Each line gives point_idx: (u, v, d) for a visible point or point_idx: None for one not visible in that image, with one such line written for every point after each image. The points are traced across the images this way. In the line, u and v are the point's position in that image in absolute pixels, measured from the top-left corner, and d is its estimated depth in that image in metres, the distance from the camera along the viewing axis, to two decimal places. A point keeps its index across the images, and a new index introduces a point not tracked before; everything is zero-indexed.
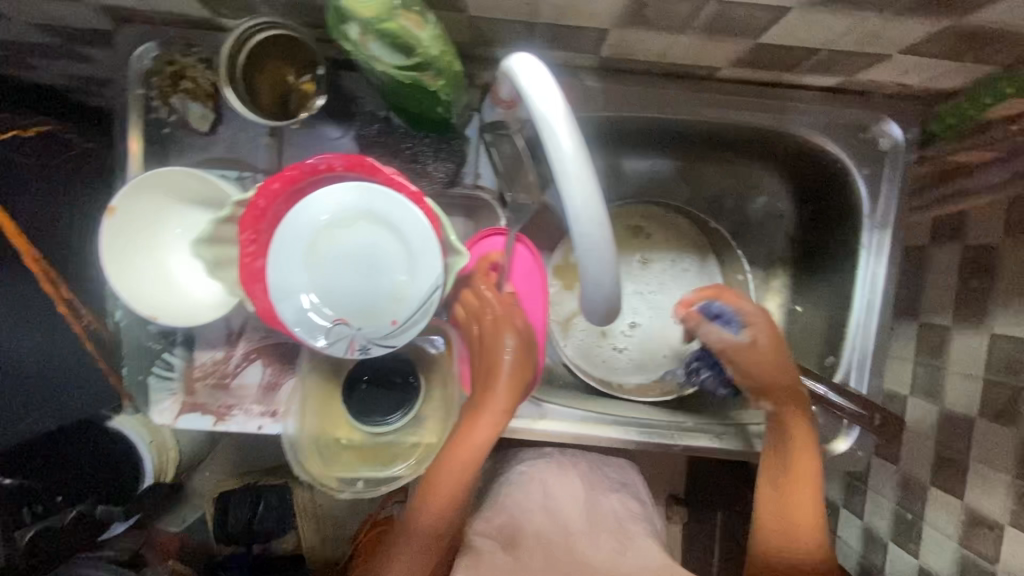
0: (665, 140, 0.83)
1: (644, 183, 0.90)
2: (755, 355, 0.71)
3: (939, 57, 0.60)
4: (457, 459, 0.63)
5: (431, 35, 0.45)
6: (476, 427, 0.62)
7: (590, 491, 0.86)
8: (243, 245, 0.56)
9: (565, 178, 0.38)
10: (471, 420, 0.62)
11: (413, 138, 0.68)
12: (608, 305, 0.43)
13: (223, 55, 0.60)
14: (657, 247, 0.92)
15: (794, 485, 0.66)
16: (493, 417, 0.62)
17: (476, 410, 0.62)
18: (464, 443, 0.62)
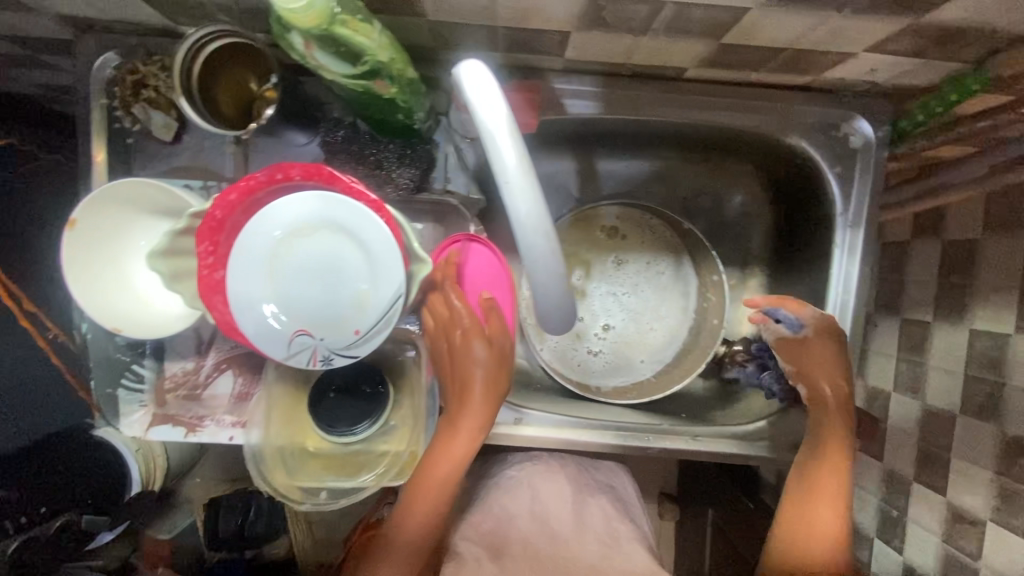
0: (638, 141, 0.83)
1: (620, 184, 0.90)
2: (812, 360, 0.72)
3: (904, 55, 0.59)
4: (438, 470, 0.64)
5: (379, 43, 0.45)
6: (454, 442, 0.64)
7: (577, 493, 0.85)
8: (201, 257, 0.55)
9: (510, 188, 0.38)
10: (448, 436, 0.64)
11: (378, 144, 0.68)
12: (563, 316, 0.43)
13: (178, 64, 0.58)
14: (632, 249, 0.92)
15: (822, 493, 0.67)
16: (471, 431, 0.64)
17: (452, 425, 0.64)
18: (443, 459, 0.64)
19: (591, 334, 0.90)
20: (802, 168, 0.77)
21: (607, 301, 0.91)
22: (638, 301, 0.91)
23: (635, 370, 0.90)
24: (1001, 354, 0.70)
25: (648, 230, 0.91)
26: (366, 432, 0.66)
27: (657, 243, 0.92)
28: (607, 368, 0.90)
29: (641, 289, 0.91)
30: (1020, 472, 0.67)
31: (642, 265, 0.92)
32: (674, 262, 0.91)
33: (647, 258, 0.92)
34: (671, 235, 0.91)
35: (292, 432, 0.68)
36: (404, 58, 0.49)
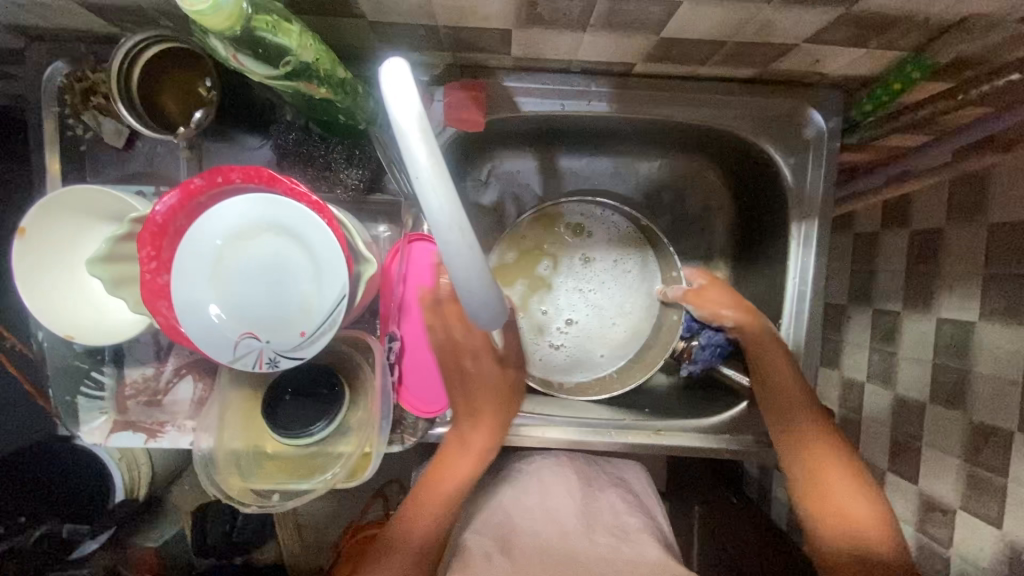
0: (596, 137, 0.83)
1: (582, 181, 0.90)
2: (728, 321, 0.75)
3: (844, 44, 0.59)
4: (445, 477, 0.69)
5: (298, 42, 0.49)
6: (465, 455, 0.70)
7: (585, 485, 0.81)
8: (144, 262, 0.55)
9: (422, 183, 0.38)
10: (457, 446, 0.70)
11: (326, 146, 0.68)
12: (492, 312, 0.44)
13: (115, 70, 0.58)
14: (599, 246, 0.91)
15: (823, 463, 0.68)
16: (479, 448, 0.70)
17: (464, 439, 0.70)
18: (449, 471, 0.69)
19: (553, 330, 0.90)
20: (758, 160, 0.78)
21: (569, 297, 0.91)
22: (600, 298, 0.91)
23: (595, 367, 0.90)
24: (966, 341, 0.70)
25: (610, 226, 0.91)
26: (322, 433, 0.67)
27: (618, 241, 0.91)
28: (568, 364, 0.90)
29: (603, 287, 0.91)
30: (987, 459, 0.67)
31: (606, 263, 0.91)
32: (639, 259, 0.91)
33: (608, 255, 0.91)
34: (634, 232, 0.90)
35: (245, 436, 0.69)
36: (330, 60, 0.54)
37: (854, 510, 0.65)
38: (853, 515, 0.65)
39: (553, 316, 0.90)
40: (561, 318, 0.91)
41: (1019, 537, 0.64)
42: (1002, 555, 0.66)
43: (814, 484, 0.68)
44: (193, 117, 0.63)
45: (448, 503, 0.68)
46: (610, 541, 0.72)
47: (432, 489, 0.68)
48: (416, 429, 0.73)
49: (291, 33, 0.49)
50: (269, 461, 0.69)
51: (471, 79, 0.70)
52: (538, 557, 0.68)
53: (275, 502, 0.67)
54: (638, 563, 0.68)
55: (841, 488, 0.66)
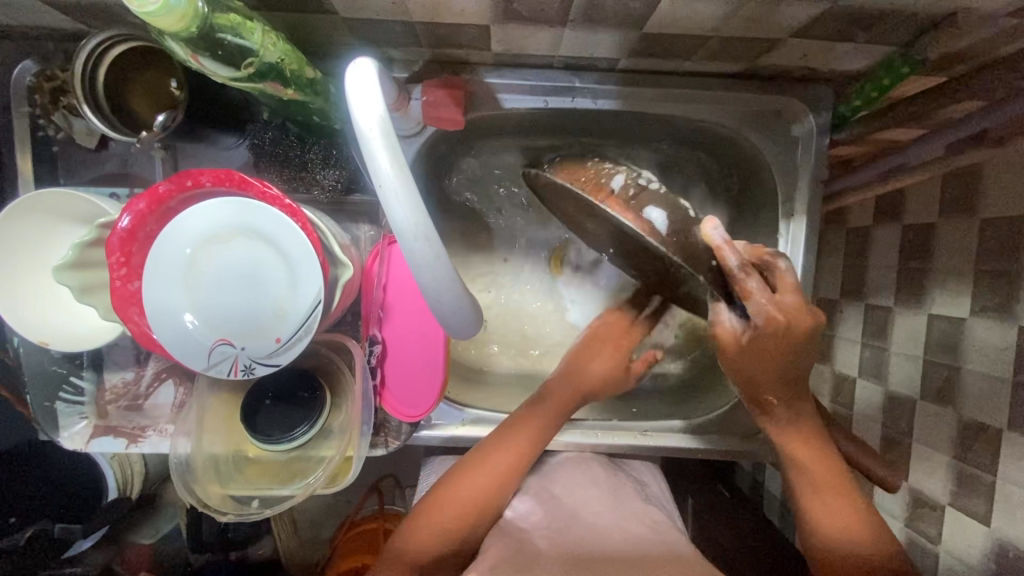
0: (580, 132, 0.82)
1: None
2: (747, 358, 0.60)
3: (829, 38, 0.58)
4: (496, 459, 0.68)
5: (260, 42, 0.48)
6: (501, 456, 0.68)
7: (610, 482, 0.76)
8: (113, 269, 0.54)
9: (386, 191, 0.38)
10: (477, 465, 0.67)
11: (303, 147, 0.66)
12: (464, 319, 0.43)
13: (78, 72, 0.58)
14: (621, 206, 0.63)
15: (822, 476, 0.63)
16: (498, 473, 0.67)
17: (485, 461, 0.68)
18: (486, 467, 0.67)
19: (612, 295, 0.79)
20: (747, 155, 0.76)
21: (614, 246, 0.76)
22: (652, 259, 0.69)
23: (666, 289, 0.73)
24: (957, 339, 0.69)
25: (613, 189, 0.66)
26: (302, 438, 0.66)
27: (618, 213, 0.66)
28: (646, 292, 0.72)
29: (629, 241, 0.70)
30: (976, 457, 0.66)
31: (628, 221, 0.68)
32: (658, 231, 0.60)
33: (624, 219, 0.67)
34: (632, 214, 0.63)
35: (225, 440, 0.69)
36: (298, 60, 0.53)
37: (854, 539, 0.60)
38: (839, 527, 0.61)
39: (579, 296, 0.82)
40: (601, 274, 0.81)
41: (1008, 534, 0.63)
42: (990, 552, 0.65)
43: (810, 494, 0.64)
44: (156, 120, 0.61)
45: (493, 484, 0.67)
46: (645, 531, 0.68)
47: (466, 483, 0.66)
48: (400, 433, 0.72)
49: (252, 32, 0.48)
50: (246, 467, 0.69)
51: (451, 75, 0.68)
52: (564, 556, 0.63)
53: (251, 509, 0.66)
54: (675, 558, 0.63)
55: (832, 504, 0.62)
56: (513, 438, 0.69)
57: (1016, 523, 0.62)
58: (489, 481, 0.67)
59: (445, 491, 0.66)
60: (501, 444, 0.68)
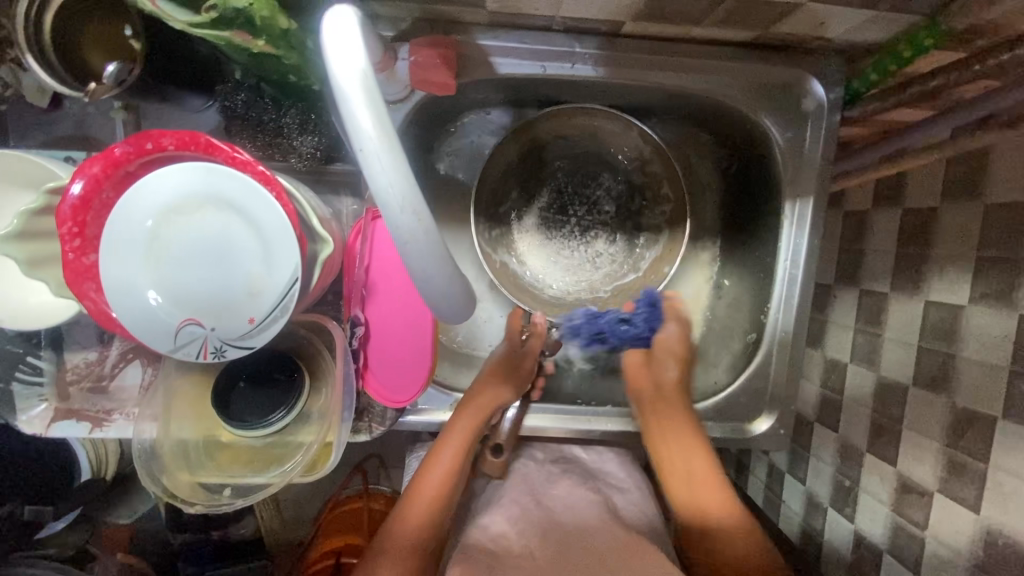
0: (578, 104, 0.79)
1: (571, 152, 0.85)
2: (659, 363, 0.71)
3: (852, 4, 0.54)
4: (450, 438, 0.66)
5: None
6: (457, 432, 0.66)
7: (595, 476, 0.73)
8: (66, 240, 0.48)
9: (369, 156, 0.33)
10: (422, 483, 0.64)
11: (278, 111, 0.61)
12: (456, 303, 0.39)
13: (20, 14, 0.51)
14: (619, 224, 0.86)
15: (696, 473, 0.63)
16: (444, 484, 0.64)
17: (429, 476, 0.64)
18: (443, 448, 0.66)
19: (518, 263, 0.85)
20: (752, 133, 0.72)
21: (544, 235, 0.85)
22: (560, 252, 0.85)
23: (557, 305, 0.84)
24: (954, 325, 0.67)
25: (607, 193, 0.85)
26: (279, 424, 0.63)
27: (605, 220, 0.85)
28: (547, 295, 0.84)
29: (550, 221, 0.85)
30: (968, 445, 0.65)
31: (575, 206, 0.85)
32: (626, 243, 0.86)
33: (572, 203, 0.85)
34: (627, 215, 0.86)
35: (196, 426, 0.65)
36: (269, 6, 0.46)
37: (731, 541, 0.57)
38: (717, 528, 0.59)
39: (513, 264, 0.84)
40: (524, 282, 0.84)
41: (999, 522, 0.61)
42: (979, 539, 0.63)
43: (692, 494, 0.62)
44: (106, 72, 0.53)
45: (455, 464, 0.65)
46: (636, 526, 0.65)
47: (429, 469, 0.64)
48: (384, 418, 0.69)
49: None
50: (219, 453, 0.65)
51: (442, 36, 0.62)
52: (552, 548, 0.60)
53: (223, 499, 0.63)
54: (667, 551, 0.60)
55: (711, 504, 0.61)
56: (449, 445, 0.66)
57: (1007, 512, 0.60)
58: (437, 496, 0.63)
59: (398, 522, 0.61)
60: (438, 453, 0.65)
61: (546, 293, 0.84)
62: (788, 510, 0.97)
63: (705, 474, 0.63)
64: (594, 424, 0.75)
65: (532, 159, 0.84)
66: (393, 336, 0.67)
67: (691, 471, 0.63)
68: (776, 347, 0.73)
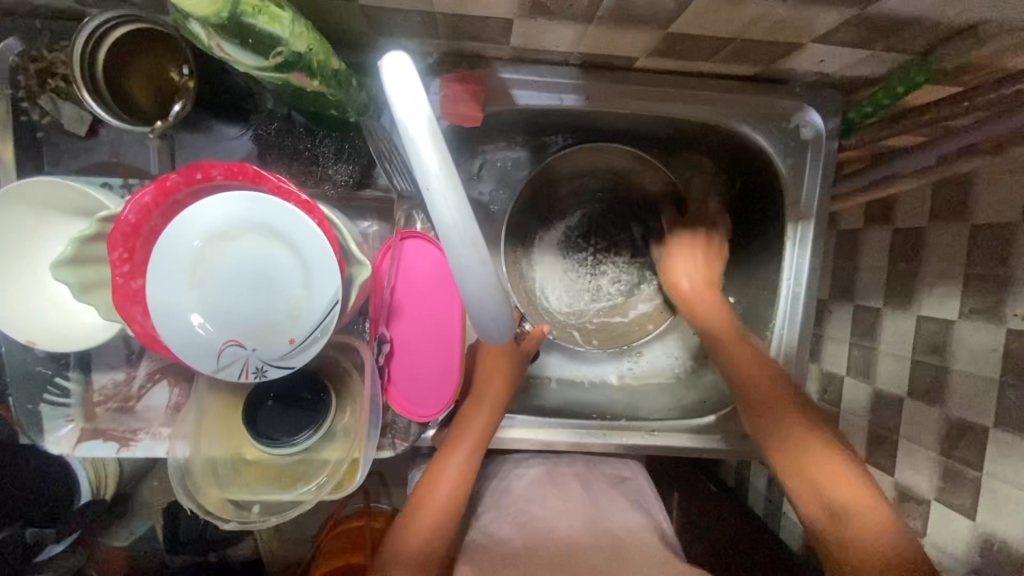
0: (596, 135, 0.84)
1: (588, 181, 0.91)
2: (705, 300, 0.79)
3: (852, 45, 0.59)
4: (457, 445, 0.67)
5: (294, 29, 0.45)
6: (463, 441, 0.67)
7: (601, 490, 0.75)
8: (115, 265, 0.50)
9: (433, 196, 0.37)
10: (427, 493, 0.65)
11: (312, 140, 0.64)
12: (502, 326, 0.42)
13: (77, 52, 0.54)
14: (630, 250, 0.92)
15: (830, 469, 0.59)
16: (450, 497, 0.65)
17: (434, 486, 0.65)
18: (452, 455, 0.66)
19: (531, 270, 0.90)
20: (754, 160, 0.77)
21: (559, 257, 0.92)
22: (567, 272, 0.92)
23: (547, 317, 0.89)
24: (945, 339, 0.71)
25: (629, 240, 0.92)
26: (307, 443, 0.64)
27: (613, 241, 0.92)
28: (542, 305, 0.90)
29: (567, 245, 0.92)
30: (962, 452, 0.68)
31: (597, 238, 0.92)
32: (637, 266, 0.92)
33: (592, 235, 0.92)
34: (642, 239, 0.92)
35: (224, 444, 0.66)
36: (324, 50, 0.49)
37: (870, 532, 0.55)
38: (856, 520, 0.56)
39: (526, 269, 0.90)
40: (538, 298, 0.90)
41: (993, 528, 0.65)
42: (975, 545, 0.67)
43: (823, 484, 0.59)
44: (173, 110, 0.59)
45: (464, 472, 0.66)
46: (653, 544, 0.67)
47: (438, 477, 0.65)
48: (408, 434, 0.71)
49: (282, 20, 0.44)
50: (246, 470, 0.66)
51: (468, 70, 0.66)
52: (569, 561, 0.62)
53: (253, 517, 0.64)
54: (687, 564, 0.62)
55: (846, 497, 0.57)
56: (454, 455, 0.66)
57: (1001, 517, 0.64)
58: (443, 506, 0.64)
59: (405, 532, 0.62)
60: (443, 465, 0.66)
61: (545, 304, 0.90)
62: None
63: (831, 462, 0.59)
64: (611, 439, 0.76)
65: (550, 193, 0.90)
66: (422, 354, 0.69)
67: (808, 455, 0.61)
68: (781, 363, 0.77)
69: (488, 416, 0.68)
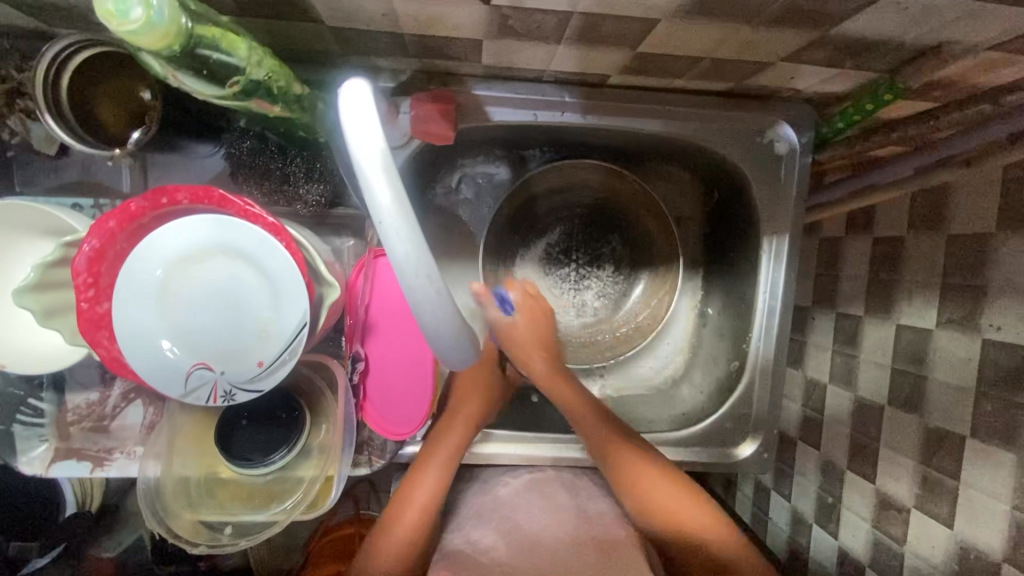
0: (577, 147, 0.83)
1: (567, 195, 0.90)
2: (529, 344, 0.74)
3: (820, 64, 0.59)
4: (432, 461, 0.67)
5: (252, 56, 0.47)
6: (439, 457, 0.67)
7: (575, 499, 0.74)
8: (80, 290, 0.50)
9: (386, 228, 0.37)
10: (399, 511, 0.64)
11: (283, 159, 0.64)
12: (463, 352, 0.42)
13: (40, 78, 0.54)
14: (613, 264, 0.92)
15: (671, 496, 0.68)
16: (422, 514, 0.64)
17: (406, 502, 0.65)
18: (426, 471, 0.67)
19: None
20: (729, 174, 0.77)
21: (541, 272, 0.92)
22: (549, 289, 0.91)
23: None
24: (923, 348, 0.70)
25: (610, 252, 0.92)
26: (282, 461, 0.63)
27: (597, 254, 0.92)
28: None
29: (549, 261, 0.92)
30: (941, 462, 0.67)
31: (578, 253, 0.92)
32: (622, 278, 0.92)
33: (574, 250, 0.92)
34: (626, 253, 0.92)
35: (197, 464, 0.66)
36: (284, 77, 0.52)
37: (721, 549, 0.65)
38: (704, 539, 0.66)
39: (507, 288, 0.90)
40: None
41: (971, 538, 0.64)
42: (953, 554, 0.66)
43: (672, 513, 0.67)
44: (130, 137, 0.60)
45: (438, 489, 0.66)
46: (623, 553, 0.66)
47: (411, 494, 0.65)
48: (385, 451, 0.70)
49: (240, 49, 0.46)
50: (219, 491, 0.66)
51: (440, 88, 0.65)
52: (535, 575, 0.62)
53: (224, 539, 0.64)
54: None
55: (691, 518, 0.67)
56: (428, 472, 0.67)
57: (978, 526, 0.63)
58: (414, 524, 0.64)
59: (376, 549, 0.62)
60: (417, 481, 0.66)
61: None
62: (774, 527, 0.96)
63: (664, 493, 0.68)
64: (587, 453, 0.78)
65: (529, 210, 0.90)
66: (398, 374, 0.69)
67: (650, 491, 0.68)
68: (758, 375, 0.77)
69: (464, 431, 0.70)
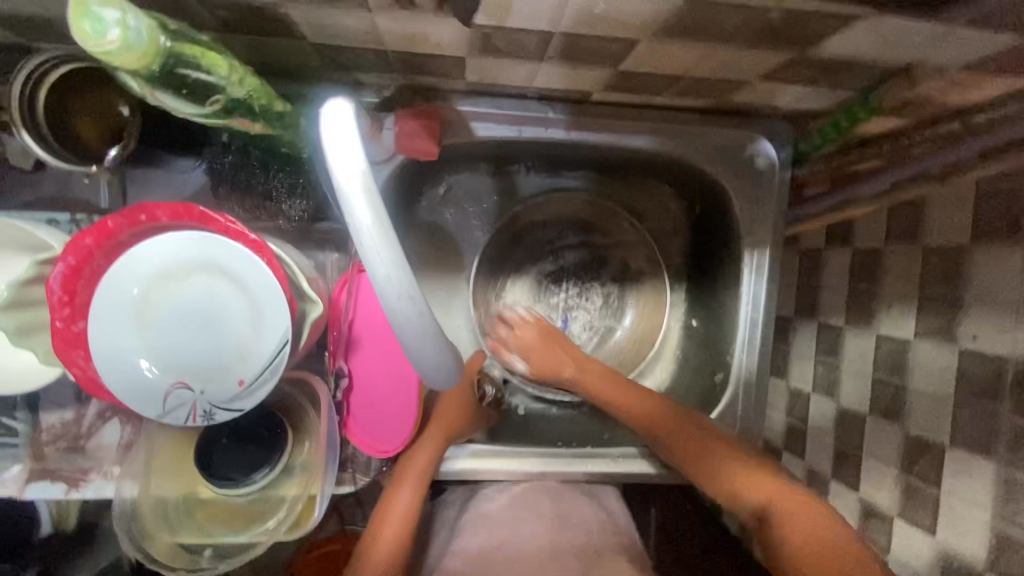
0: (568, 163, 0.83)
1: (561, 214, 0.91)
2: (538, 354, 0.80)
3: (796, 83, 0.60)
4: (405, 477, 0.68)
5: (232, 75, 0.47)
6: (410, 474, 0.68)
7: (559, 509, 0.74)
8: (56, 309, 0.49)
9: (367, 249, 0.37)
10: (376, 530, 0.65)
11: (266, 175, 0.64)
12: (446, 372, 0.41)
13: (15, 92, 0.54)
14: (603, 288, 0.92)
15: (789, 500, 0.61)
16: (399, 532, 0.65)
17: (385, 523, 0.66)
18: (401, 487, 0.68)
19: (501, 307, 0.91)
20: (711, 188, 0.78)
21: (534, 295, 0.91)
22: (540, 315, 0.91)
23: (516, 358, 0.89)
24: (902, 358, 0.71)
25: (601, 280, 0.92)
26: (263, 481, 0.62)
27: (586, 283, 0.92)
28: None
29: (539, 284, 0.91)
30: (922, 471, 0.68)
31: (569, 281, 0.92)
32: (612, 304, 0.92)
33: (567, 276, 0.92)
34: (616, 276, 0.92)
35: (176, 484, 0.64)
36: (267, 94, 0.52)
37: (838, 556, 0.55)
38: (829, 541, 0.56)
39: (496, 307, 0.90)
40: None
41: (954, 545, 0.64)
42: (936, 562, 0.66)
43: (782, 514, 0.60)
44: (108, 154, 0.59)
45: (412, 505, 0.67)
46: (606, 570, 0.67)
47: (387, 513, 0.66)
48: (368, 468, 0.69)
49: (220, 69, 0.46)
50: (199, 512, 0.65)
51: (423, 103, 0.66)
52: None
53: (205, 561, 0.64)
54: None
55: (807, 518, 0.59)
56: (401, 489, 0.67)
57: (958, 533, 0.64)
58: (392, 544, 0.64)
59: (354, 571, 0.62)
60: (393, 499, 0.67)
61: None
62: None
63: (781, 491, 0.62)
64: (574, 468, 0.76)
65: (523, 229, 0.90)
66: (383, 393, 0.69)
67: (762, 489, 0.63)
68: (741, 387, 0.77)
69: (439, 441, 0.71)
